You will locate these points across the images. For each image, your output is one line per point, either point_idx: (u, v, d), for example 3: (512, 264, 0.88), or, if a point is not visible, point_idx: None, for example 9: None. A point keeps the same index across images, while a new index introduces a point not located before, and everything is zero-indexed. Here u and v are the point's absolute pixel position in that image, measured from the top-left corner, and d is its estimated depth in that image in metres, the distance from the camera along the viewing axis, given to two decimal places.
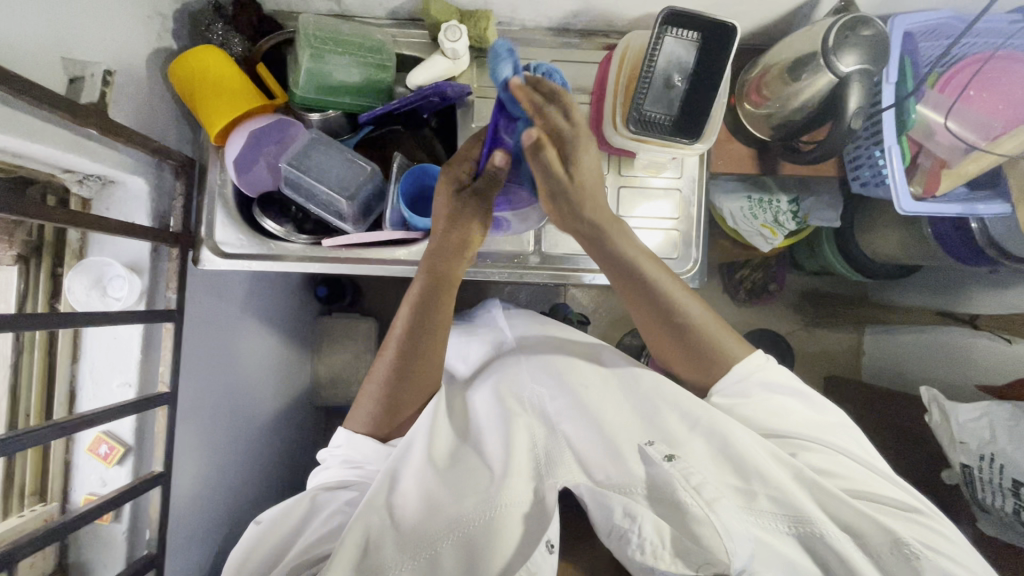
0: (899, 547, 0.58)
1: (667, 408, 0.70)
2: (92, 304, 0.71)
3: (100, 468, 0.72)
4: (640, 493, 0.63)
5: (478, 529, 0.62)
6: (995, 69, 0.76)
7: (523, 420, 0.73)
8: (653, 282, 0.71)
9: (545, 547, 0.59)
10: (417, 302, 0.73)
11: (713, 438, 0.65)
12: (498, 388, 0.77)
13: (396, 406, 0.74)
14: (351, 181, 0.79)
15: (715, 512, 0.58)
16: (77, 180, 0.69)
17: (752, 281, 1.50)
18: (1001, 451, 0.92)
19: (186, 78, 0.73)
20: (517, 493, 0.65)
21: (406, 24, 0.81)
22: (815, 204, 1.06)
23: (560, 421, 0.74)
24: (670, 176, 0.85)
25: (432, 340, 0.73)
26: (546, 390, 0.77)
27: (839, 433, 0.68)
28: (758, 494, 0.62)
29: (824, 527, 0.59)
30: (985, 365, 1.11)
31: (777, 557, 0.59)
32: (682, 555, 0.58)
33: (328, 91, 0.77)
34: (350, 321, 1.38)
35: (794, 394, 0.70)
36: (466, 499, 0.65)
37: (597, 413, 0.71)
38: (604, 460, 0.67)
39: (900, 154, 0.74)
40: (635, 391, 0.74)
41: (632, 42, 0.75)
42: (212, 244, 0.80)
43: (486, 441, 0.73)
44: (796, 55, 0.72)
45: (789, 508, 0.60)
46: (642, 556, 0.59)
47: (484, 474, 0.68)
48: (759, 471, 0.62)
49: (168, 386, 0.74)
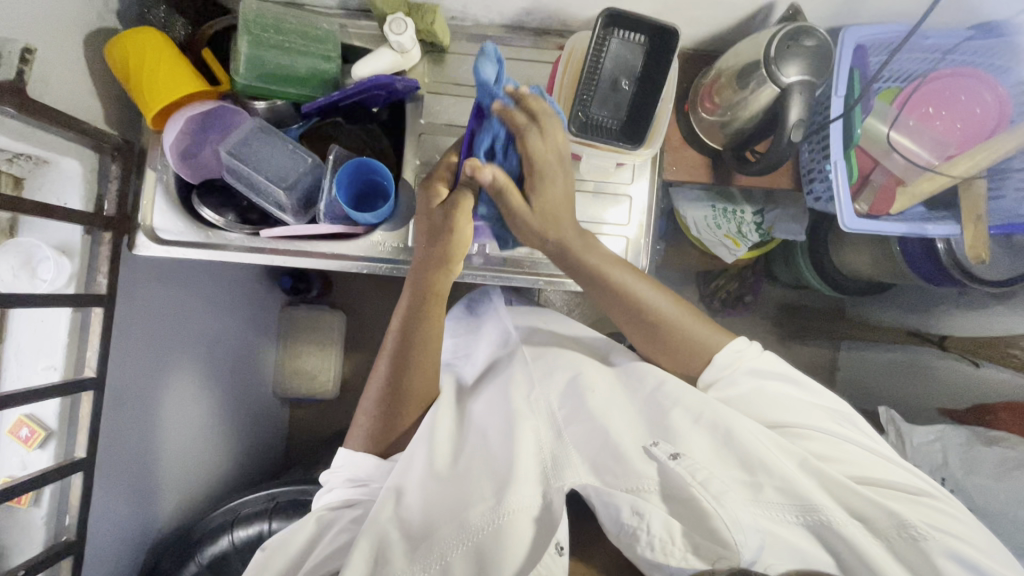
0: (905, 530, 0.58)
1: (676, 406, 0.67)
2: (18, 285, 0.70)
3: (21, 451, 0.71)
4: (653, 490, 0.59)
5: (486, 536, 0.59)
6: (947, 87, 0.74)
7: (530, 423, 0.69)
8: (620, 278, 0.71)
9: (556, 548, 0.57)
10: (404, 317, 0.74)
11: (717, 431, 0.63)
12: (503, 381, 0.75)
13: (394, 418, 0.74)
14: (290, 173, 0.78)
15: (724, 505, 0.56)
16: (7, 158, 0.68)
17: (727, 292, 1.47)
18: (954, 477, 0.91)
19: (123, 59, 0.72)
20: (525, 497, 0.61)
21: (357, 15, 0.80)
22: (780, 215, 1.04)
23: (567, 425, 0.69)
24: (622, 182, 0.84)
25: (422, 352, 0.74)
26: (555, 397, 0.73)
27: (830, 416, 0.69)
28: (764, 486, 0.60)
29: (831, 514, 0.58)
30: (960, 386, 1.10)
31: (789, 550, 0.56)
32: (694, 549, 0.55)
33: (269, 79, 0.75)
34: (315, 313, 1.37)
35: (784, 379, 0.71)
36: (468, 514, 0.61)
37: (602, 418, 0.67)
38: (609, 461, 0.63)
39: (846, 169, 0.72)
40: (642, 395, 0.71)
41: (577, 46, 0.74)
42: (148, 230, 0.79)
43: (484, 433, 0.71)
44: (743, 63, 0.71)
45: (796, 498, 0.59)
46: (652, 553, 0.56)
47: (490, 475, 0.65)
48: (764, 462, 0.60)
49: (96, 371, 0.73)
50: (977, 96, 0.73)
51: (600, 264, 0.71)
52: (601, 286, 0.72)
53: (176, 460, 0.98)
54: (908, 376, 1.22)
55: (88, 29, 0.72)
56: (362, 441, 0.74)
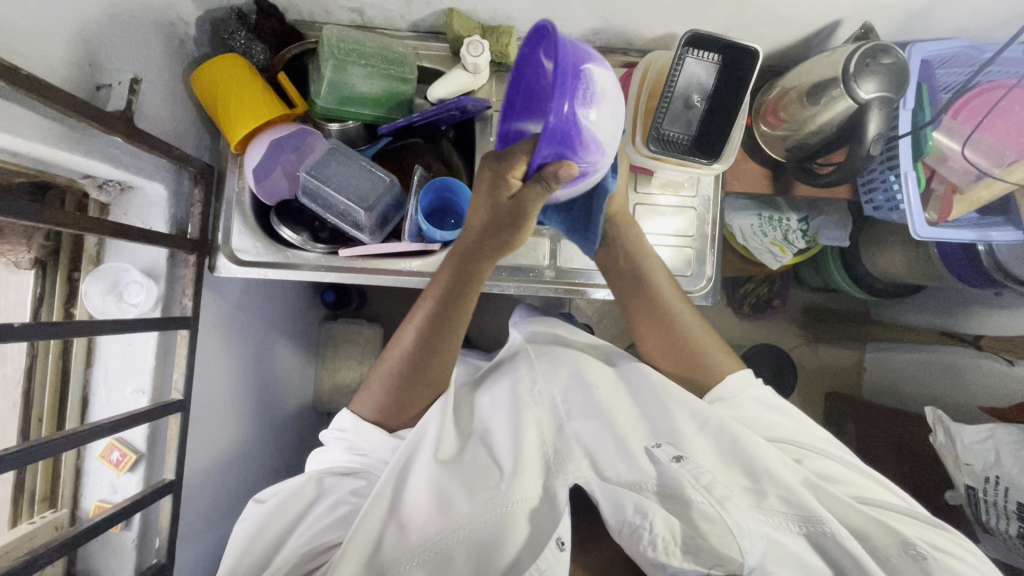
0: (906, 547, 0.56)
1: (677, 406, 0.66)
2: (109, 310, 0.71)
3: (111, 475, 0.72)
4: (651, 491, 0.59)
5: (487, 529, 0.59)
6: (1013, 99, 0.76)
7: (533, 414, 0.69)
8: (646, 275, 0.76)
9: (556, 544, 0.56)
10: (440, 304, 0.68)
11: (722, 438, 0.62)
12: (511, 381, 0.72)
13: (406, 403, 0.70)
14: (370, 193, 0.79)
15: (729, 511, 0.54)
16: (97, 185, 0.68)
17: (756, 296, 1.47)
18: (1008, 475, 0.87)
19: (207, 86, 0.75)
20: (528, 488, 0.61)
21: (427, 37, 0.83)
22: (824, 222, 1.06)
23: (570, 419, 0.69)
24: (685, 194, 0.87)
25: (449, 344, 0.70)
26: (558, 388, 0.72)
27: (825, 441, 0.68)
28: (769, 494, 0.58)
29: (835, 525, 0.55)
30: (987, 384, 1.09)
31: (792, 559, 0.55)
32: (693, 552, 0.54)
33: (349, 102, 0.78)
34: (355, 325, 1.35)
35: (778, 410, 0.70)
36: (477, 496, 0.61)
37: (609, 412, 0.67)
38: (615, 456, 0.63)
39: (916, 180, 0.76)
40: (643, 392, 0.70)
41: (655, 62, 0.77)
42: (228, 251, 0.80)
43: (495, 428, 0.69)
44: (815, 80, 0.73)
45: (800, 508, 0.57)
46: (655, 553, 0.55)
47: (495, 470, 0.64)
48: (769, 471, 0.59)
49: (182, 393, 0.74)
50: None
51: (632, 266, 0.77)
52: (635, 281, 0.77)
53: (235, 478, 0.99)
54: (941, 374, 1.21)
55: (172, 57, 0.74)
56: (374, 407, 0.70)
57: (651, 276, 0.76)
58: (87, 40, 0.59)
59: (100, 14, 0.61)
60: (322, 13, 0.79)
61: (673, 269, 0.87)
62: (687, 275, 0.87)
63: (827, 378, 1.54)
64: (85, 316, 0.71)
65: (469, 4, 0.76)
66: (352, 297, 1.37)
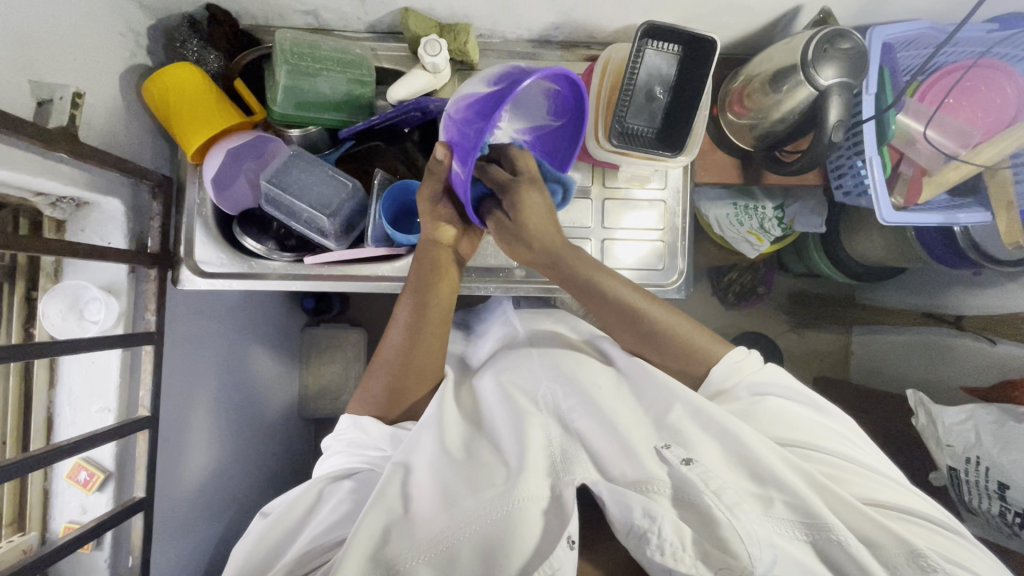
0: (915, 558, 0.54)
1: (679, 405, 0.63)
2: (69, 329, 0.69)
3: (80, 495, 0.71)
4: (661, 491, 0.56)
5: (494, 526, 0.55)
6: (975, 78, 0.75)
7: (539, 420, 0.64)
8: (593, 282, 0.72)
9: (567, 542, 0.53)
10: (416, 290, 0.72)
11: (728, 440, 0.60)
12: (511, 378, 0.70)
13: (401, 391, 0.71)
14: (332, 199, 0.77)
15: (738, 516, 0.52)
16: (51, 203, 0.67)
17: (741, 284, 1.44)
18: (988, 455, 0.86)
19: (160, 96, 0.73)
20: (533, 488, 0.57)
21: (386, 38, 0.82)
22: (801, 209, 1.02)
23: (574, 419, 0.65)
24: (655, 187, 0.86)
25: (437, 325, 0.72)
26: (558, 386, 0.69)
27: (841, 435, 0.65)
28: (775, 500, 0.56)
29: (844, 532, 0.53)
30: (969, 364, 1.07)
31: (796, 565, 0.53)
32: (705, 558, 0.52)
33: (308, 108, 0.77)
34: (338, 330, 1.27)
35: (806, 406, 0.67)
36: (481, 494, 0.57)
37: (612, 413, 0.63)
38: (618, 456, 0.59)
39: (881, 165, 0.75)
40: (647, 391, 0.67)
41: (613, 56, 0.76)
42: (192, 264, 0.79)
43: (494, 429, 0.66)
44: (778, 67, 0.72)
45: (807, 514, 0.55)
46: (662, 558, 0.53)
47: (499, 468, 0.60)
48: (775, 474, 0.57)
49: (149, 410, 0.73)
50: (998, 87, 0.75)
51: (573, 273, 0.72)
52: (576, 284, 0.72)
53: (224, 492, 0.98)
54: (922, 356, 1.19)
55: (124, 69, 0.72)
56: (374, 407, 0.71)
57: (599, 281, 0.72)
58: (30, 54, 0.58)
59: (41, 29, 0.60)
60: (276, 18, 0.78)
61: (646, 264, 0.87)
62: (659, 269, 0.87)
63: (813, 364, 1.52)
64: (45, 336, 0.70)
65: (425, 3, 0.75)
66: (332, 302, 1.30)
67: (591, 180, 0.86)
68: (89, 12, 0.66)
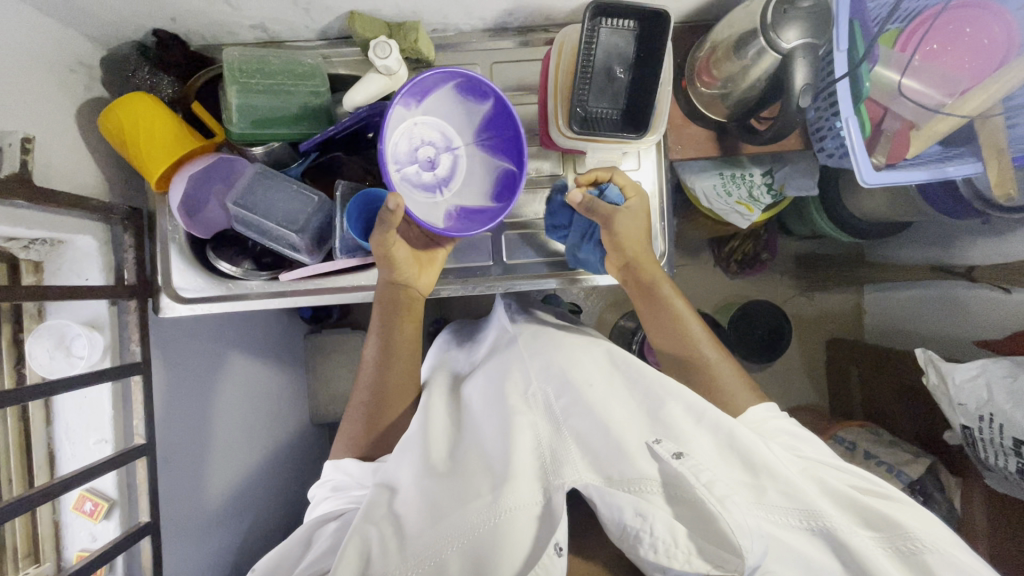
0: (903, 542, 0.53)
1: (672, 399, 0.62)
2: (58, 366, 0.71)
3: (88, 524, 0.74)
4: (654, 489, 0.56)
5: (484, 536, 0.55)
6: (954, 21, 0.70)
7: (527, 418, 0.64)
8: (655, 284, 0.74)
9: (555, 549, 0.53)
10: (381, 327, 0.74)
11: (721, 433, 0.59)
12: (501, 382, 0.69)
13: (379, 411, 0.73)
14: (299, 214, 0.77)
15: (729, 509, 0.51)
16: (23, 245, 0.68)
17: (742, 253, 1.40)
18: (1001, 411, 0.82)
19: (115, 124, 0.72)
20: (525, 493, 0.57)
21: (338, 44, 0.81)
22: (790, 173, 0.98)
23: (566, 417, 0.64)
24: (629, 168, 0.84)
25: (404, 355, 0.74)
26: (550, 386, 0.68)
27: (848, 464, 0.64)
28: (768, 489, 0.55)
29: (836, 520, 0.53)
30: (985, 316, 1.02)
31: (790, 554, 0.52)
32: (699, 552, 0.52)
33: (263, 124, 0.76)
34: (337, 337, 1.27)
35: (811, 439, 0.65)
36: (467, 507, 0.57)
37: (601, 411, 0.62)
38: (607, 458, 0.58)
39: (859, 124, 0.70)
40: (637, 385, 0.66)
41: (567, 39, 0.71)
42: (171, 291, 0.80)
43: (482, 432, 0.66)
44: (739, 32, 0.69)
45: (801, 502, 0.54)
46: (655, 556, 0.53)
47: (488, 473, 0.61)
48: (769, 464, 0.56)
49: (144, 438, 0.74)
50: (985, 27, 0.70)
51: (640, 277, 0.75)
52: (649, 287, 0.74)
53: (246, 506, 1.00)
54: (935, 310, 1.14)
55: (79, 105, 0.73)
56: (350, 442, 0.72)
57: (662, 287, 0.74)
58: None
59: None
60: (225, 35, 0.77)
61: None
62: None
63: (825, 326, 1.48)
64: (36, 376, 0.72)
65: (369, 5, 0.72)
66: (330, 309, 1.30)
67: (563, 169, 0.85)
68: (35, 53, 0.66)
